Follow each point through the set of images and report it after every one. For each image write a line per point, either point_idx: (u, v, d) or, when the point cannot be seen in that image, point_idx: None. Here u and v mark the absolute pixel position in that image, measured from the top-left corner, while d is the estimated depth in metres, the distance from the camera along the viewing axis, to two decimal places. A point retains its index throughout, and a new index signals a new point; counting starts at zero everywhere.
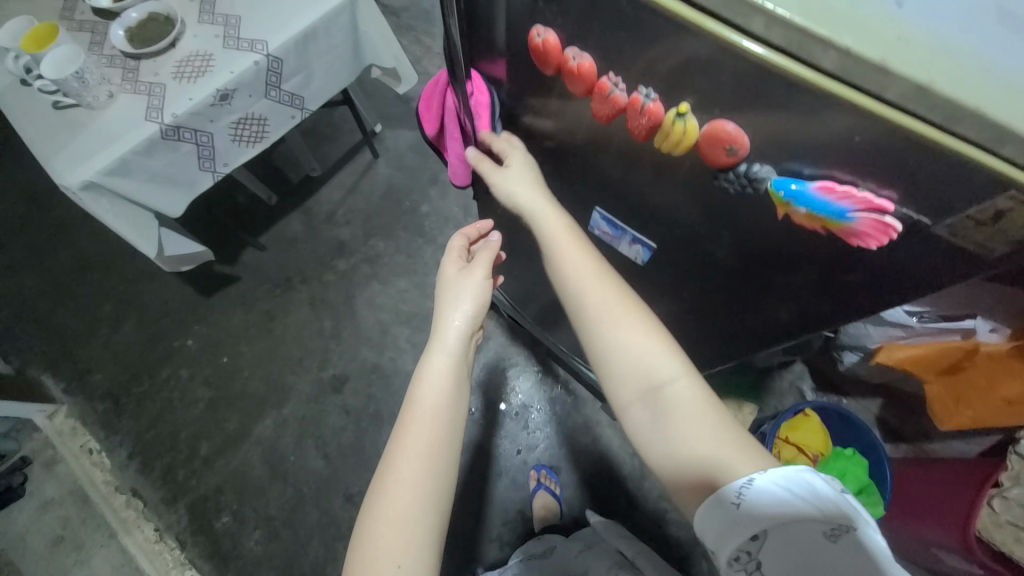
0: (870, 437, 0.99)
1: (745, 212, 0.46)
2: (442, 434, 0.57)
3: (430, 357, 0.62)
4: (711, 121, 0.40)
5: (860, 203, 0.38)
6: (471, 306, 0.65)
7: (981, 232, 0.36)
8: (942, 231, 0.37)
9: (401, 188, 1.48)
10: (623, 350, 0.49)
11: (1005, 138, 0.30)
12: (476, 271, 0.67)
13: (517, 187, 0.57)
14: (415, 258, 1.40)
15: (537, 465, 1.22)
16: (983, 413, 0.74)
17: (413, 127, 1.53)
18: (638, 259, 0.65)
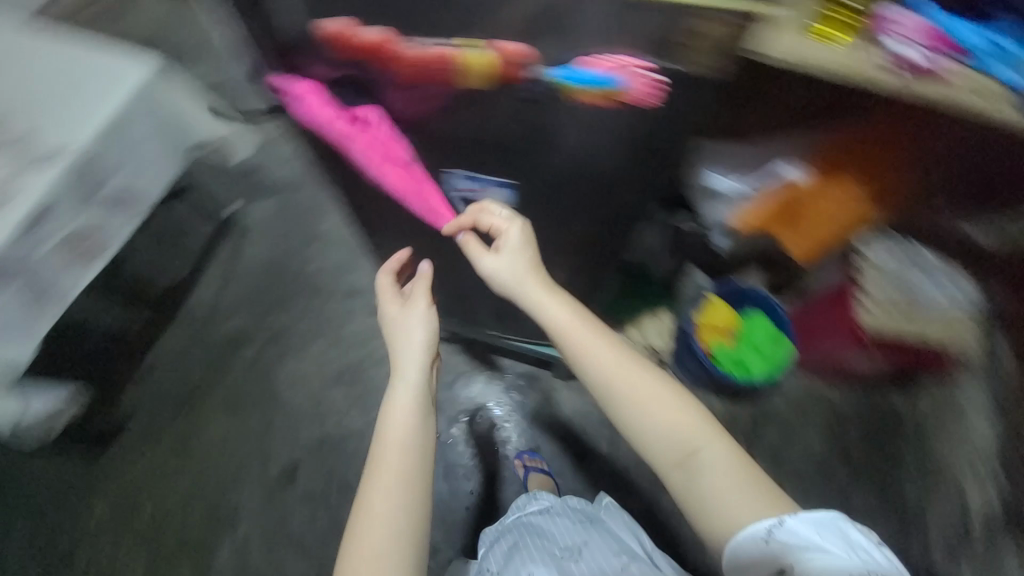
0: (759, 293, 1.15)
1: (570, 123, 0.59)
2: (410, 458, 0.62)
3: (392, 390, 0.67)
4: (496, 47, 0.53)
5: (620, 76, 0.53)
6: (422, 337, 0.71)
7: (705, 57, 0.51)
8: (685, 68, 0.53)
9: (280, 258, 1.42)
10: (656, 416, 0.61)
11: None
12: (415, 306, 0.73)
13: (524, 286, 0.68)
14: (322, 318, 1.35)
15: (519, 453, 1.23)
16: (817, 233, 0.94)
17: (268, 194, 1.47)
18: (507, 203, 0.74)
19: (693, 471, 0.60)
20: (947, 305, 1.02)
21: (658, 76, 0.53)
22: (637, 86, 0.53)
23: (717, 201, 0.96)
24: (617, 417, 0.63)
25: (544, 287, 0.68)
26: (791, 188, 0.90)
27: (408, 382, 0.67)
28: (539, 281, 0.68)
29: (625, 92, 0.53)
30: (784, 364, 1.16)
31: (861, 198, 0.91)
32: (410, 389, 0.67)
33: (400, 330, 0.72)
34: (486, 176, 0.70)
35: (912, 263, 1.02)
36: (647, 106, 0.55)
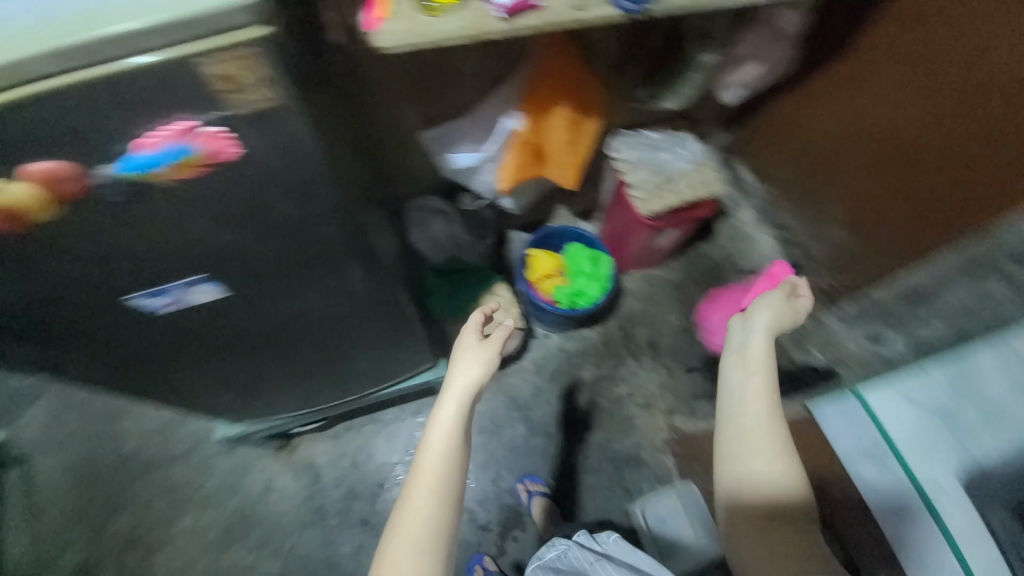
0: (567, 230, 1.30)
1: (202, 212, 0.48)
2: (447, 461, 0.63)
3: (439, 400, 0.68)
4: (20, 174, 0.40)
5: (174, 145, 0.41)
6: (480, 370, 0.69)
7: (249, 93, 0.39)
8: (234, 111, 0.40)
9: (87, 457, 1.20)
10: (760, 453, 0.59)
11: (133, 40, 0.34)
12: (489, 349, 0.72)
13: (755, 323, 0.67)
14: (172, 489, 1.18)
15: (520, 478, 1.24)
16: (568, 159, 1.03)
17: (32, 401, 1.23)
18: (223, 292, 0.61)
19: (767, 519, 0.58)
20: (689, 166, 1.17)
21: (215, 130, 0.41)
22: (202, 145, 0.41)
23: (477, 173, 1.05)
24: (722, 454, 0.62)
25: (760, 334, 0.66)
26: (520, 137, 0.98)
27: (459, 397, 0.67)
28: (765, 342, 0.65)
29: (194, 158, 0.42)
30: (610, 277, 1.28)
31: (580, 114, 0.99)
32: (455, 401, 0.67)
33: (461, 359, 0.72)
34: (170, 287, 0.56)
35: (650, 149, 1.18)
36: (232, 154, 0.43)
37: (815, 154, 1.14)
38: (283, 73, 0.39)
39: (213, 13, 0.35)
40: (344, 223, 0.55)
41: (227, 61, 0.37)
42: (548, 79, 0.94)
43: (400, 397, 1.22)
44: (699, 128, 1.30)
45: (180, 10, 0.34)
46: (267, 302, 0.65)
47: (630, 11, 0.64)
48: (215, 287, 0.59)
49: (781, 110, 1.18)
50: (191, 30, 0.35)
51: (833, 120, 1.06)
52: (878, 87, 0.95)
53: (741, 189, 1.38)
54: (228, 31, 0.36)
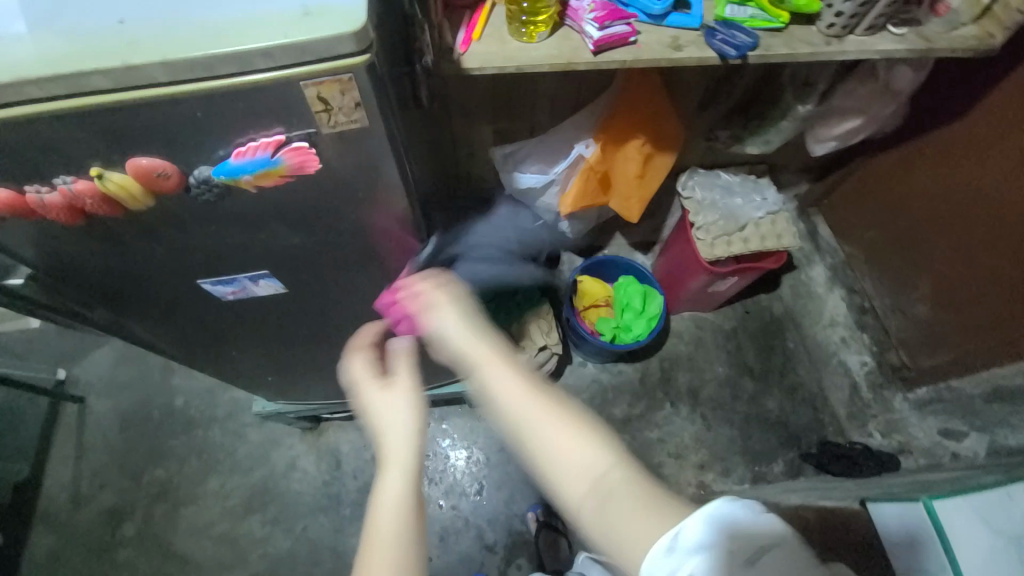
0: (621, 261, 1.26)
1: (275, 210, 0.49)
2: (406, 574, 0.46)
3: (382, 474, 0.51)
4: (125, 165, 0.42)
5: (261, 156, 0.42)
6: (412, 423, 0.53)
7: (339, 116, 0.41)
8: (321, 130, 0.42)
9: (138, 406, 1.28)
10: (547, 450, 0.46)
11: (242, 59, 0.36)
12: (401, 389, 0.55)
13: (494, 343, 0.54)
14: (206, 451, 1.24)
15: (534, 505, 1.22)
16: (635, 193, 1.00)
17: (100, 344, 1.33)
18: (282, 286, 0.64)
19: (636, 507, 0.43)
20: (762, 215, 1.11)
21: (302, 146, 0.42)
22: (288, 158, 0.43)
23: (540, 195, 1.04)
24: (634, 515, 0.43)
25: (508, 373, 0.50)
26: (589, 164, 0.97)
27: (399, 461, 0.51)
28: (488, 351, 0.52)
29: (278, 169, 0.43)
30: (659, 316, 1.23)
31: (655, 150, 0.96)
32: (394, 480, 0.50)
33: (377, 414, 0.54)
34: (237, 278, 0.60)
35: (722, 191, 1.13)
36: (313, 167, 0.45)
37: (893, 225, 1.08)
38: (373, 98, 0.40)
39: (319, 43, 0.36)
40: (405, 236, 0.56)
41: (323, 86, 0.38)
42: (627, 111, 0.92)
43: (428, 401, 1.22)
44: (779, 175, 1.22)
45: (288, 36, 0.36)
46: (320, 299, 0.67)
47: (729, 57, 0.62)
48: (276, 284, 0.63)
49: (872, 169, 1.10)
50: (295, 55, 0.37)
51: (921, 193, 1.00)
52: (978, 167, 0.89)
53: (815, 245, 1.29)
54: (330, 57, 0.37)
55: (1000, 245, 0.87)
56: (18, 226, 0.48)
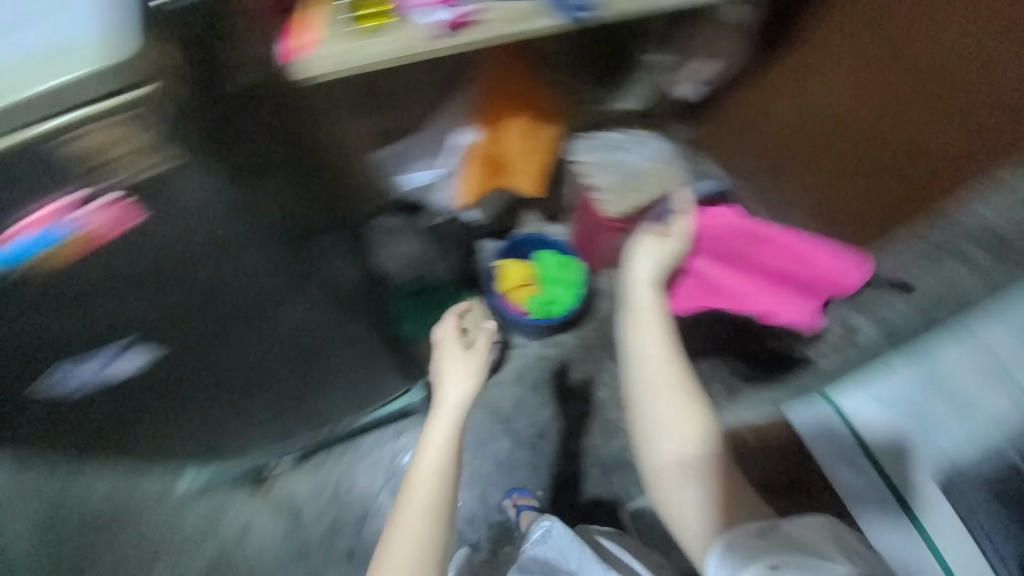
0: (535, 236, 1.27)
1: None
2: (441, 480, 0.70)
3: (433, 420, 0.75)
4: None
5: (67, 225, 0.47)
6: (469, 383, 0.78)
7: (139, 156, 0.47)
8: (134, 179, 0.47)
9: (49, 516, 1.14)
10: (681, 467, 0.72)
11: (13, 118, 0.42)
12: (474, 360, 0.81)
13: (637, 299, 0.83)
14: (144, 540, 1.13)
15: (507, 492, 1.22)
16: (529, 167, 0.99)
17: None
18: (152, 357, 0.68)
19: (680, 472, 0.72)
20: (650, 165, 1.16)
21: (112, 201, 0.48)
22: (97, 220, 0.48)
23: (435, 190, 1.01)
24: (687, 487, 0.71)
25: (674, 406, 0.75)
26: (477, 149, 0.95)
27: (449, 415, 0.75)
28: (660, 336, 0.80)
29: (86, 233, 0.48)
30: (582, 283, 1.25)
31: (538, 122, 0.97)
32: (451, 418, 0.75)
33: (451, 374, 0.79)
34: (99, 355, 0.63)
35: (611, 149, 1.16)
36: (137, 223, 0.51)
37: (818, 139, 1.02)
38: (172, 130, 0.47)
39: (77, 82, 0.43)
40: None
41: (108, 130, 0.44)
42: (503, 87, 0.93)
43: (378, 423, 1.18)
44: (660, 123, 1.29)
45: (41, 86, 0.42)
46: None
47: (576, 20, 0.63)
48: (143, 351, 0.66)
49: (740, 99, 1.17)
50: (56, 106, 0.43)
51: (833, 100, 0.96)
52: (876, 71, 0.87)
53: None
54: (100, 99, 0.44)
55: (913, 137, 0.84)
56: None
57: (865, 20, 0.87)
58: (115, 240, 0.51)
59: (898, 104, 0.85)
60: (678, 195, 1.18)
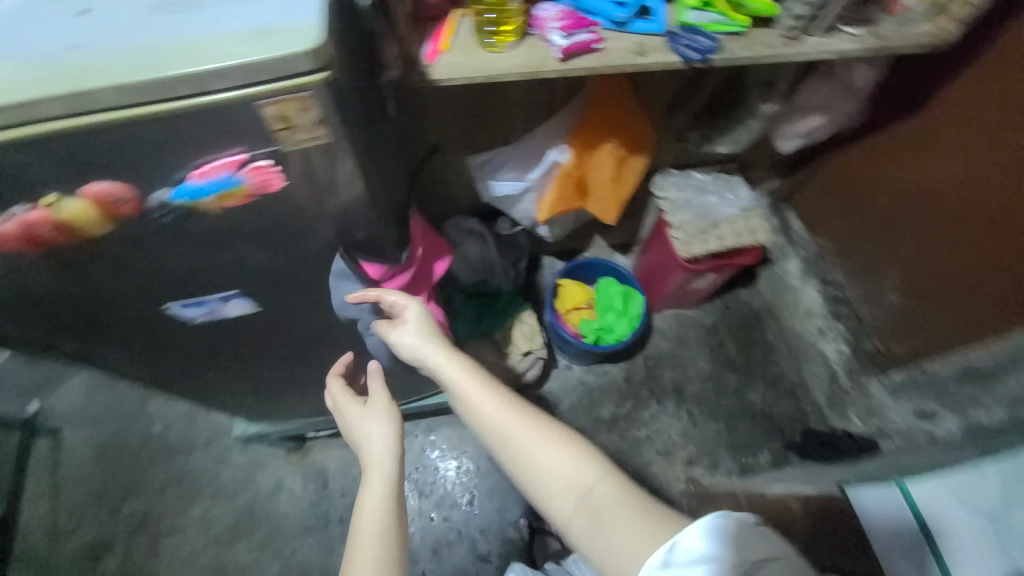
0: (602, 262, 1.27)
1: (254, 225, 0.53)
2: (381, 544, 0.55)
3: (365, 480, 0.60)
4: (80, 192, 0.46)
5: (223, 176, 0.47)
6: (388, 428, 0.64)
7: (302, 131, 0.44)
8: (284, 146, 0.45)
9: (113, 435, 1.25)
10: (612, 545, 0.49)
11: (207, 79, 0.40)
12: (381, 400, 0.67)
13: (457, 390, 0.61)
14: (188, 476, 1.21)
15: (526, 511, 1.21)
16: (612, 195, 1.01)
17: (74, 372, 1.29)
18: (252, 309, 0.68)
19: (589, 515, 0.52)
20: (735, 212, 1.13)
21: (266, 163, 0.47)
22: (249, 178, 0.47)
23: (518, 201, 1.06)
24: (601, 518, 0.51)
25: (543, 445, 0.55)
26: (565, 170, 0.98)
27: (379, 464, 0.61)
28: (521, 422, 0.57)
29: (240, 188, 0.48)
30: (641, 317, 1.24)
31: (630, 153, 0.98)
32: (378, 465, 0.61)
33: (362, 422, 0.66)
34: (209, 298, 0.64)
35: (697, 189, 1.15)
36: (280, 186, 0.49)
37: (932, 249, 0.95)
38: (334, 113, 0.44)
39: (278, 62, 0.40)
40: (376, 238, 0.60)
41: (286, 104, 0.42)
42: (604, 114, 0.94)
43: (416, 414, 1.21)
44: (751, 172, 1.26)
45: (246, 57, 0.39)
46: (299, 308, 0.70)
47: (696, 62, 0.64)
48: (246, 302, 0.67)
49: (847, 161, 1.11)
50: (253, 76, 0.40)
51: (967, 172, 0.87)
52: (980, 171, 0.85)
53: (789, 239, 1.31)
54: (291, 76, 0.41)
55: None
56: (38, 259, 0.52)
57: (953, 125, 0.89)
58: (259, 202, 0.50)
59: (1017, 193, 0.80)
60: (757, 247, 1.15)
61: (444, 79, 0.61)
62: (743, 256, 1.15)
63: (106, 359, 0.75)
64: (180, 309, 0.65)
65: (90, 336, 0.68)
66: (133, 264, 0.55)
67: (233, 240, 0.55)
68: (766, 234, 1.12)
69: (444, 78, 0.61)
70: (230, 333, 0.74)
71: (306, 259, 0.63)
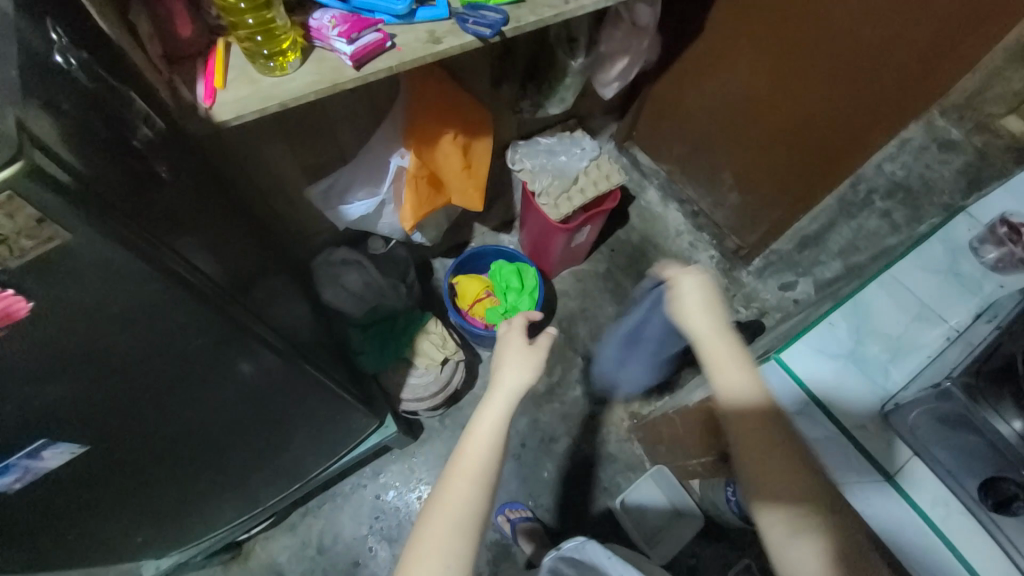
0: (487, 249, 1.27)
1: (40, 359, 0.42)
2: (493, 452, 0.59)
3: (491, 394, 0.64)
4: None
5: None
6: (530, 375, 0.66)
7: (18, 241, 0.34)
8: (7, 264, 0.34)
9: None
10: (812, 553, 0.50)
11: None
12: (536, 352, 0.68)
13: (722, 361, 0.59)
14: None
15: (499, 509, 1.20)
16: (469, 183, 1.00)
17: None
18: (82, 445, 0.55)
19: (796, 520, 0.52)
20: (587, 164, 1.19)
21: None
22: None
23: (380, 217, 1.01)
24: (805, 534, 0.51)
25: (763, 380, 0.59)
26: (413, 173, 0.95)
27: (505, 396, 0.63)
28: (775, 417, 0.56)
29: None
30: (539, 287, 1.26)
31: (470, 138, 0.97)
32: (506, 399, 0.63)
33: (508, 360, 0.67)
34: (10, 460, 0.49)
35: (547, 153, 1.19)
36: (23, 310, 0.38)
37: (756, 144, 1.08)
38: (73, 205, 0.35)
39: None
40: (219, 317, 0.52)
41: None
42: (431, 107, 0.91)
43: (354, 465, 1.13)
44: (589, 122, 1.34)
45: None
46: (159, 420, 0.60)
47: (487, 37, 0.63)
48: (69, 445, 0.53)
49: (662, 92, 1.23)
50: None
51: (755, 66, 1.00)
52: (768, 68, 0.98)
53: (641, 172, 1.42)
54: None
55: (831, 106, 0.91)
56: None
57: (732, 32, 1.01)
58: (6, 337, 0.38)
59: (798, 72, 0.93)
60: (616, 189, 1.22)
61: (230, 115, 0.55)
62: (607, 201, 1.22)
63: None
64: None
65: None
66: None
67: (9, 389, 0.43)
68: (619, 175, 1.19)
69: (230, 114, 0.54)
70: (79, 479, 0.60)
71: (141, 372, 0.51)
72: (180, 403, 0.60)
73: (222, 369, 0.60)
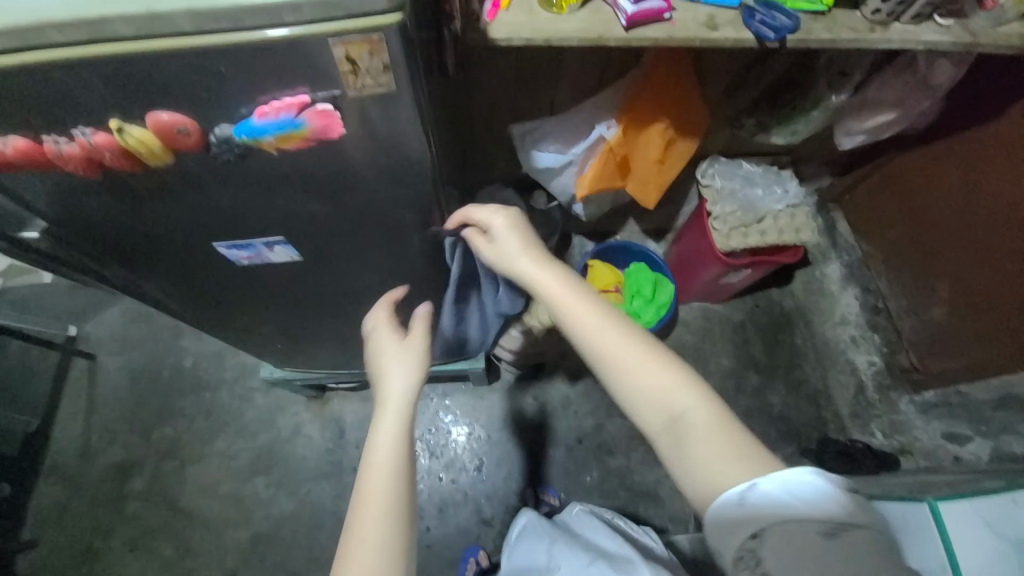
0: (634, 247, 1.24)
1: (301, 176, 0.52)
2: (399, 478, 0.54)
3: (380, 413, 0.59)
4: (145, 120, 0.44)
5: (290, 117, 0.44)
6: (416, 374, 0.63)
7: (365, 77, 0.42)
8: (347, 91, 0.43)
9: (147, 366, 1.31)
10: (706, 455, 0.48)
11: (272, 12, 0.37)
12: (415, 346, 0.66)
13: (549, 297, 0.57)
14: (214, 411, 1.27)
15: (533, 483, 1.23)
16: (655, 178, 0.98)
17: (114, 303, 1.35)
18: (296, 256, 0.68)
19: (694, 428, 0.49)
20: (781, 208, 1.08)
21: (325, 108, 0.44)
22: (311, 120, 0.44)
23: (558, 176, 1.03)
24: (686, 433, 0.49)
25: (716, 430, 0.49)
26: (610, 147, 0.94)
27: (395, 409, 0.59)
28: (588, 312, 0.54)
29: (302, 131, 0.45)
30: (669, 306, 1.21)
31: (679, 135, 0.94)
32: (397, 411, 0.59)
33: (384, 361, 0.65)
34: (256, 242, 0.63)
35: (743, 180, 1.10)
36: (336, 132, 0.46)
37: None
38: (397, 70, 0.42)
39: (351, 2, 0.37)
40: (420, 205, 0.59)
41: (353, 46, 0.39)
42: (658, 90, 0.89)
43: (434, 377, 1.23)
44: (802, 167, 1.20)
45: None
46: (335, 264, 0.70)
47: (769, 40, 0.59)
48: (291, 250, 0.66)
49: (910, 165, 1.05)
50: (324, 12, 0.37)
51: None
52: None
53: (833, 242, 1.26)
54: (361, 16, 0.38)
55: None
56: (73, 186, 0.51)
57: None
58: (315, 147, 0.48)
59: None
60: (801, 246, 1.10)
61: (502, 39, 0.59)
62: (783, 255, 1.10)
63: (148, 293, 0.76)
64: (225, 249, 0.64)
65: (132, 270, 0.69)
66: (176, 206, 0.55)
67: (274, 189, 0.53)
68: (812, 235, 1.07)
69: (502, 38, 0.59)
70: (264, 280, 0.74)
71: (348, 221, 0.60)
72: (354, 258, 0.70)
73: (397, 248, 0.68)
